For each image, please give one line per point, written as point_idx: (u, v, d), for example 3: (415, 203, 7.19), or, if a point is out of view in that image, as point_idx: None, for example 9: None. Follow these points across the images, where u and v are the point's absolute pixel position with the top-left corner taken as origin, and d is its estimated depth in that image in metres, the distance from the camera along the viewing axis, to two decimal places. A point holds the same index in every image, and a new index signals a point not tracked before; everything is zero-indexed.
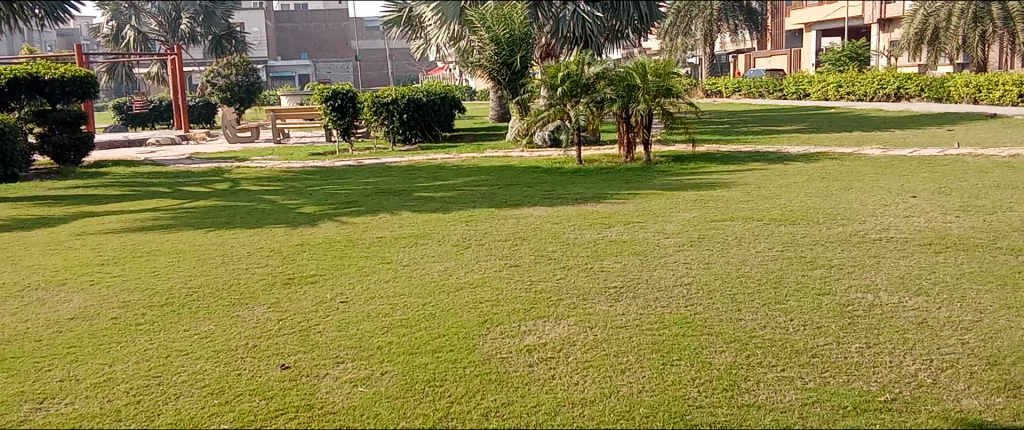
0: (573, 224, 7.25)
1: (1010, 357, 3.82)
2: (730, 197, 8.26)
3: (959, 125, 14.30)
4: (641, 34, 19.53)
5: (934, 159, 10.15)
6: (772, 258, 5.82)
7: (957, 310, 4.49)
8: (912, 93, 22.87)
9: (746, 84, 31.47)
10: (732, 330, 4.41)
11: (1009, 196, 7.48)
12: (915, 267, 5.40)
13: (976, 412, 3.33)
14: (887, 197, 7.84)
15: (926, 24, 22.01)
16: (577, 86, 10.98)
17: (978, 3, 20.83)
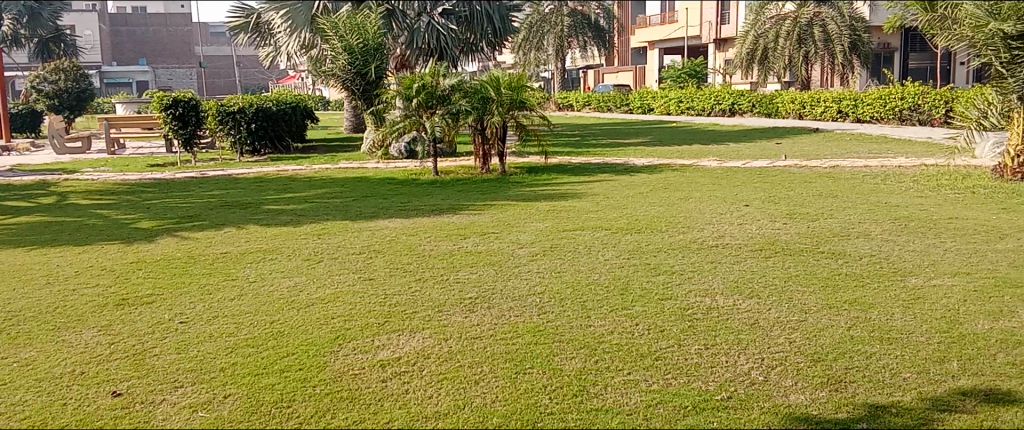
0: (428, 236, 7.22)
1: (832, 354, 4.15)
2: (581, 207, 8.51)
3: (785, 139, 15.44)
4: (496, 47, 19.78)
5: (764, 171, 10.90)
6: (619, 266, 6.03)
7: (784, 311, 4.83)
8: (745, 109, 24.51)
9: (595, 98, 32.61)
10: (581, 336, 4.53)
11: (829, 205, 8.15)
12: (748, 271, 5.76)
13: (802, 406, 3.58)
14: (723, 206, 8.33)
15: (757, 45, 23.49)
16: (433, 98, 11.07)
17: (801, 26, 22.60)
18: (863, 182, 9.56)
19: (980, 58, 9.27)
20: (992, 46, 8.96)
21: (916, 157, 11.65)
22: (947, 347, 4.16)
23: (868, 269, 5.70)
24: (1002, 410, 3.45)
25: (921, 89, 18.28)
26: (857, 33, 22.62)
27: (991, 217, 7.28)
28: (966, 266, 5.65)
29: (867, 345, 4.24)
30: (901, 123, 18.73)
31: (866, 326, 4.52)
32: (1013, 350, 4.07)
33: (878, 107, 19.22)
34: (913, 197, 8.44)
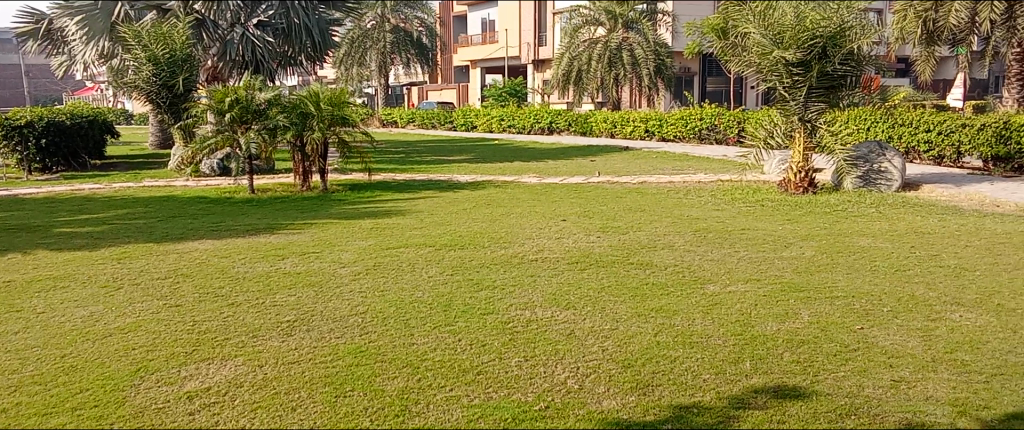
0: (243, 257, 6.90)
1: (641, 359, 4.38)
2: (404, 224, 8.47)
3: (599, 156, 16.22)
4: (316, 61, 19.33)
5: (581, 187, 11.39)
6: (441, 282, 6.05)
7: (599, 321, 5.05)
8: (562, 127, 25.49)
9: (419, 115, 32.65)
10: (404, 355, 4.49)
11: (639, 218, 8.66)
12: (565, 283, 5.98)
13: (615, 411, 3.75)
14: (543, 220, 8.61)
15: (572, 67, 24.54)
16: (247, 112, 10.64)
17: (612, 49, 23.89)
18: (669, 197, 10.24)
19: (766, 82, 10.25)
20: (777, 72, 9.96)
21: (713, 173, 12.65)
22: (741, 349, 4.52)
23: (672, 278, 6.10)
24: (788, 404, 3.79)
25: (717, 110, 19.80)
26: (662, 59, 24.20)
27: (777, 227, 8.02)
28: (756, 273, 6.19)
29: (672, 349, 4.52)
30: (701, 142, 20.26)
31: (671, 332, 4.82)
32: (796, 349, 4.50)
33: (680, 127, 20.64)
34: (711, 210, 9.14)
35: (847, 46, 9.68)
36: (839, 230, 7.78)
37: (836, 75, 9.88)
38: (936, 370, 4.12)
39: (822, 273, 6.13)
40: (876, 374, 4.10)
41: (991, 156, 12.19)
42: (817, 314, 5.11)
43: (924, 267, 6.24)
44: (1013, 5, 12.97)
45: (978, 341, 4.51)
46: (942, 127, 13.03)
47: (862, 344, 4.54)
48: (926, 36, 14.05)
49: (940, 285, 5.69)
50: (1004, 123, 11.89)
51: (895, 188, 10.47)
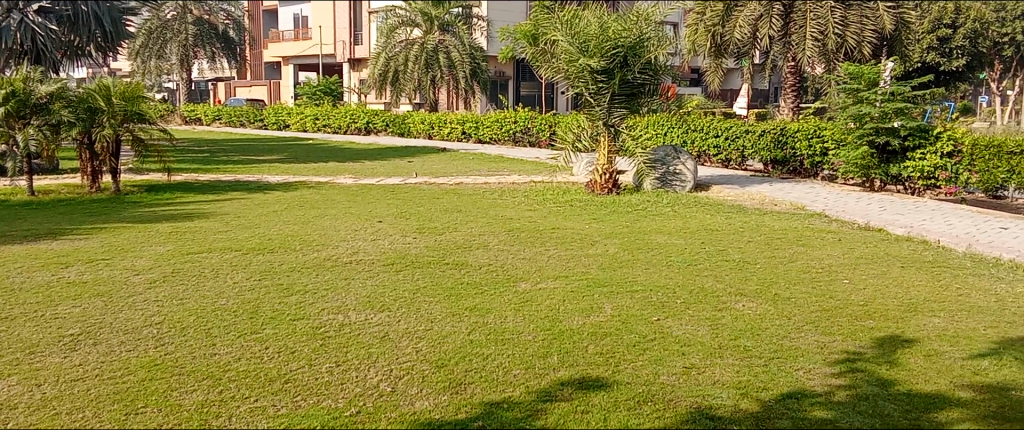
0: (19, 266, 6.22)
1: (454, 359, 4.42)
2: (208, 227, 8.01)
3: (416, 157, 16.20)
4: (108, 53, 17.82)
5: (397, 187, 11.32)
6: (248, 289, 5.78)
7: (412, 322, 5.04)
8: (379, 128, 25.24)
9: (226, 112, 31.01)
10: (205, 366, 4.25)
11: (454, 219, 8.74)
12: (379, 285, 5.91)
13: (427, 412, 3.76)
14: (358, 222, 8.48)
15: (388, 67, 24.32)
16: (25, 106, 9.60)
17: (428, 51, 23.95)
18: (484, 197, 10.42)
19: (573, 88, 10.76)
20: (583, 78, 10.48)
21: (526, 175, 13.04)
22: (549, 343, 4.68)
23: (485, 276, 6.21)
24: (591, 395, 3.98)
25: (530, 114, 20.38)
26: (477, 62, 24.67)
27: (584, 226, 8.40)
28: (564, 270, 6.45)
29: (484, 347, 4.60)
30: (515, 144, 20.83)
31: (484, 330, 4.91)
32: (600, 341, 4.74)
33: (495, 129, 21.08)
34: (524, 210, 9.41)
35: (646, 56, 10.37)
36: (639, 228, 8.27)
37: (636, 83, 10.60)
38: (723, 355, 4.49)
39: (624, 269, 6.51)
40: (670, 362, 4.40)
41: (769, 160, 13.49)
42: (619, 307, 5.41)
43: (713, 261, 6.78)
44: (787, 23, 14.41)
45: (757, 328, 4.97)
46: (729, 133, 14.24)
47: (658, 334, 4.86)
48: (715, 49, 15.27)
49: (726, 277, 6.22)
50: (780, 130, 13.19)
51: (688, 188, 11.33)
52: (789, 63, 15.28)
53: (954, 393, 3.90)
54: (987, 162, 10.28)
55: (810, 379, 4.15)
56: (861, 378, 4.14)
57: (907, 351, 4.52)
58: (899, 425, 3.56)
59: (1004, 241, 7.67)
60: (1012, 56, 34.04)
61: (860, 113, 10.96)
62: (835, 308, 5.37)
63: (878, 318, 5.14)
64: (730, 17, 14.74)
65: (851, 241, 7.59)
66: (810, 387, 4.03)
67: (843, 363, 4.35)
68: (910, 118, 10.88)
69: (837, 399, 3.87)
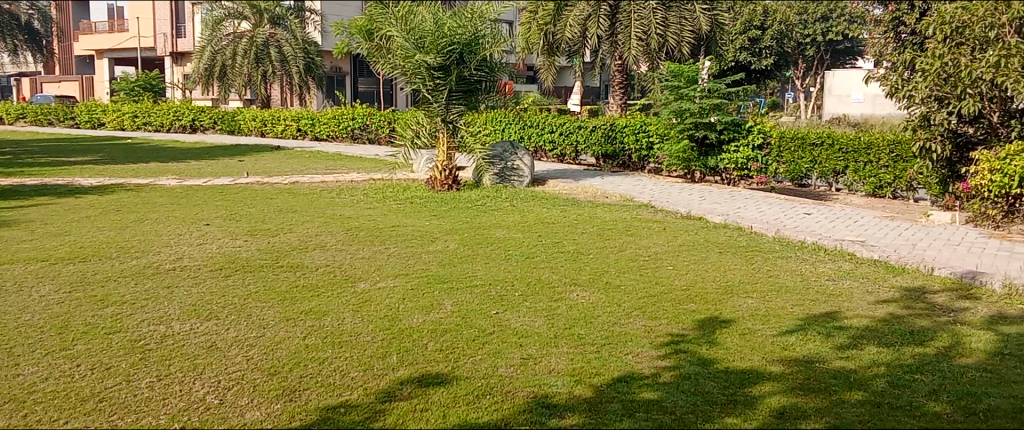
0: None
1: (287, 365, 4.27)
2: (10, 237, 7.27)
3: (247, 156, 15.53)
4: None
5: (226, 188, 10.79)
6: (57, 302, 5.29)
7: (243, 329, 4.82)
8: (206, 125, 23.94)
9: (30, 109, 28.30)
10: (6, 390, 3.86)
11: (288, 219, 8.45)
12: (206, 292, 5.61)
13: (257, 423, 3.61)
14: (182, 225, 8.01)
15: (215, 61, 23.11)
16: None
17: (257, 45, 22.92)
18: (320, 197, 10.14)
19: (410, 84, 10.68)
20: (419, 75, 10.44)
21: (365, 172, 12.82)
22: (387, 343, 4.63)
23: (322, 278, 6.04)
24: (431, 392, 3.97)
25: (367, 110, 20.06)
26: (311, 57, 23.96)
27: (424, 223, 8.36)
28: (404, 267, 6.40)
29: (320, 351, 4.48)
30: (353, 141, 20.45)
31: (319, 333, 4.78)
32: (439, 337, 4.74)
33: (332, 126, 20.58)
34: (362, 208, 9.23)
35: (481, 53, 10.51)
36: (477, 223, 8.35)
37: (472, 80, 10.70)
38: (557, 345, 4.63)
39: (463, 264, 6.55)
40: (508, 354, 4.48)
41: (601, 154, 14.06)
42: (458, 303, 5.44)
43: (549, 253, 6.97)
44: (614, 23, 15.03)
45: (590, 316, 5.16)
46: (563, 129, 14.69)
47: (497, 327, 4.93)
48: (547, 47, 15.66)
49: (561, 269, 6.40)
50: (609, 125, 13.76)
51: (525, 183, 11.58)
52: (616, 62, 15.98)
53: (766, 368, 4.22)
54: (793, 154, 11.39)
55: (639, 362, 4.35)
56: (685, 359, 4.39)
57: (725, 331, 4.85)
58: (719, 401, 3.79)
59: (808, 226, 8.41)
60: (813, 56, 37.41)
61: (681, 108, 11.60)
62: (660, 294, 5.67)
63: (698, 301, 5.48)
64: (560, 17, 15.26)
65: (677, 230, 8.04)
66: (638, 370, 4.23)
67: (668, 345, 4.60)
68: (725, 113, 11.60)
69: (663, 380, 4.09)
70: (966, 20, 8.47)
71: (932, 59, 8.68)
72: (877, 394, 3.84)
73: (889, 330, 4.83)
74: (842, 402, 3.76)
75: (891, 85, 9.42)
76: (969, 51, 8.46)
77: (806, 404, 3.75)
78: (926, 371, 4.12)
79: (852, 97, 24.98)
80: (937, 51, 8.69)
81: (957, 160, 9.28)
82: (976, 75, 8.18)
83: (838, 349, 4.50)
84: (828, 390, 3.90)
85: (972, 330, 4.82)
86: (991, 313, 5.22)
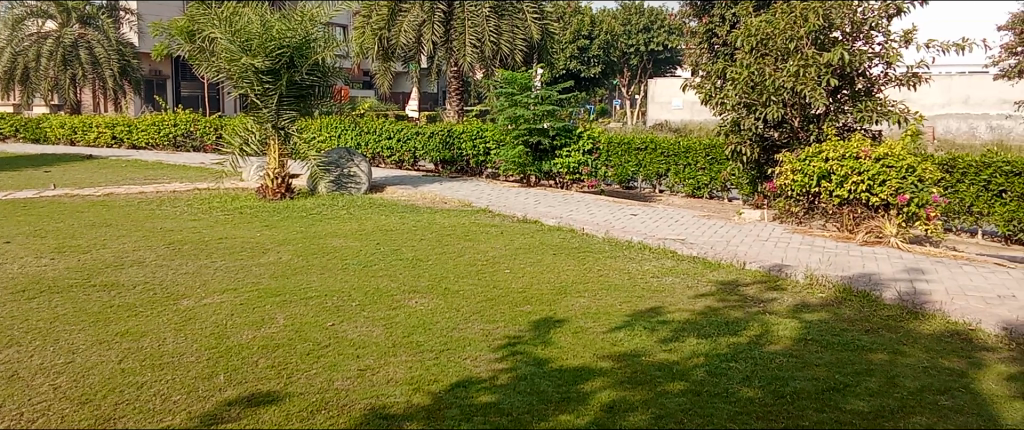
0: None
1: (100, 392, 3.96)
2: None
3: (54, 166, 14.24)
4: None
5: (30, 202, 9.86)
6: None
7: (49, 356, 4.41)
8: (6, 133, 21.74)
9: None
10: None
11: (103, 234, 7.84)
12: (5, 317, 5.08)
13: None
14: None
15: (15, 63, 21.06)
16: None
17: (65, 47, 21.02)
18: (138, 209, 9.47)
19: (237, 89, 10.19)
20: (247, 79, 9.95)
21: (189, 182, 12.12)
22: (214, 363, 4.40)
23: (140, 297, 5.64)
24: (262, 411, 3.81)
25: (191, 116, 19.01)
26: (126, 59, 22.33)
27: (254, 234, 8.02)
28: (233, 282, 6.11)
29: (138, 375, 4.19)
30: (176, 150, 19.31)
31: (138, 356, 4.46)
32: (271, 354, 4.55)
33: (152, 133, 19.30)
34: (186, 220, 8.74)
35: (313, 58, 10.24)
36: (312, 233, 8.12)
37: (304, 85, 10.39)
38: (395, 354, 4.58)
39: (298, 276, 6.34)
40: (344, 367, 4.38)
41: (438, 160, 14.09)
42: (291, 316, 5.26)
43: (386, 261, 6.90)
44: (448, 30, 15.18)
45: (428, 323, 5.15)
46: (400, 135, 14.63)
47: (333, 340, 4.81)
48: (382, 52, 15.49)
49: (399, 276, 6.34)
50: (446, 131, 13.82)
51: (363, 190, 11.41)
52: (452, 68, 16.07)
53: (596, 364, 4.39)
54: (620, 158, 11.96)
55: (476, 366, 4.39)
56: (520, 360, 4.48)
57: (558, 330, 5.00)
58: (553, 400, 3.90)
59: (635, 226, 8.85)
60: (637, 65, 39.44)
61: (516, 115, 11.87)
62: (498, 297, 5.77)
63: (534, 303, 5.61)
64: (394, 22, 15.18)
65: (513, 233, 8.21)
66: (476, 374, 4.26)
67: (504, 348, 4.67)
68: (557, 119, 12.01)
69: (499, 383, 4.15)
70: (769, 33, 9.20)
71: (740, 69, 9.40)
72: (697, 383, 4.09)
73: (707, 322, 5.16)
74: (666, 392, 3.97)
75: (705, 93, 10.11)
76: (773, 61, 9.19)
77: (633, 396, 3.93)
78: (739, 359, 4.44)
79: (672, 104, 26.66)
80: (745, 61, 9.41)
81: (764, 162, 10.08)
82: (779, 84, 8.95)
83: (662, 343, 4.76)
84: (654, 382, 4.11)
85: (779, 319, 5.25)
86: (795, 302, 5.72)
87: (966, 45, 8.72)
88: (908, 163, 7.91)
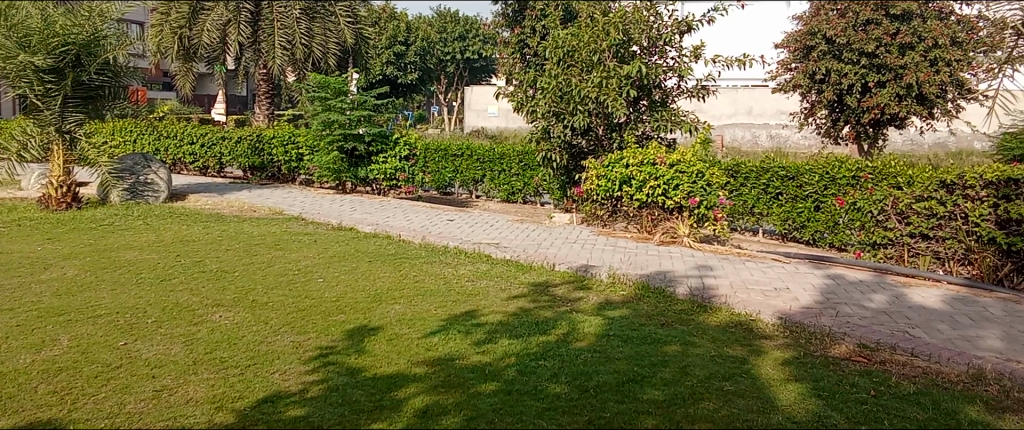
0: None
1: None
2: None
3: None
4: None
5: None
6: None
7: None
8: None
9: None
10: None
11: None
12: None
13: None
14: None
15: None
16: None
17: None
18: None
19: (13, 89, 9.17)
20: (25, 78, 9.01)
21: None
22: None
23: None
24: None
25: None
26: None
27: (34, 248, 7.29)
28: (7, 301, 5.51)
29: None
30: None
31: None
32: (53, 378, 4.16)
33: None
34: None
35: (103, 56, 9.47)
36: (103, 246, 7.49)
37: (93, 85, 9.59)
38: (196, 372, 4.33)
39: (86, 292, 5.83)
40: (138, 388, 4.08)
41: (248, 166, 13.50)
42: (78, 337, 4.83)
43: (188, 273, 6.52)
44: (256, 30, 14.64)
45: (233, 337, 4.92)
46: (204, 140, 13.87)
47: (126, 360, 4.47)
48: (183, 52, 14.59)
49: (201, 290, 6.00)
50: (256, 136, 13.27)
51: (163, 199, 10.68)
52: (261, 71, 15.62)
53: (410, 370, 4.39)
54: (437, 164, 12.13)
55: (285, 380, 4.25)
56: (332, 371, 4.39)
57: (372, 339, 4.95)
58: (365, 409, 3.85)
59: (450, 231, 8.93)
60: (454, 72, 39.82)
61: (330, 120, 11.59)
62: (309, 307, 5.62)
63: (347, 312, 5.52)
64: (197, 20, 14.31)
65: (326, 241, 8.03)
66: (285, 388, 4.13)
67: (315, 360, 4.56)
68: (373, 125, 11.88)
69: (310, 395, 4.04)
70: (574, 45, 9.64)
71: (549, 79, 9.75)
72: (507, 383, 4.20)
73: (518, 323, 5.31)
74: (477, 394, 4.05)
75: (517, 101, 10.41)
76: (578, 72, 9.62)
77: (445, 400, 3.97)
78: (549, 357, 4.61)
79: (488, 112, 27.25)
80: (553, 71, 9.78)
81: (572, 167, 10.56)
82: (584, 93, 9.39)
83: (475, 345, 4.84)
84: (466, 384, 4.17)
85: (584, 317, 5.52)
86: (599, 300, 6.03)
87: (745, 61, 9.60)
88: (698, 168, 8.57)
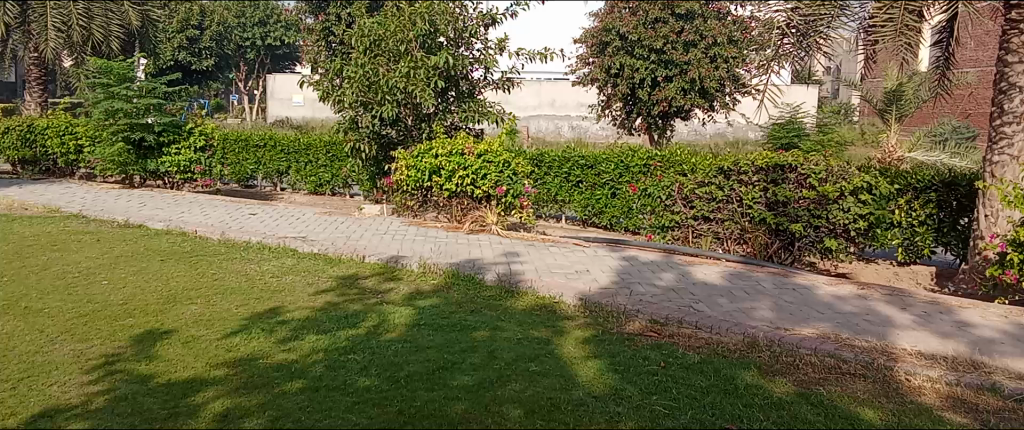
0: None
1: None
2: None
3: None
4: None
5: None
6: None
7: None
8: None
9: None
10: None
11: None
12: None
13: None
14: None
15: None
16: None
17: None
18: None
19: None
20: None
21: None
22: None
23: None
24: None
25: None
26: None
27: None
28: None
29: None
30: None
31: None
32: None
33: None
34: None
35: None
36: None
37: None
38: None
39: None
40: None
41: (16, 160, 12.27)
42: None
43: None
44: (24, 11, 13.21)
45: (2, 349, 4.42)
46: None
47: None
48: None
49: None
50: (26, 126, 12.00)
51: None
52: (32, 54, 14.13)
53: (209, 374, 4.17)
54: (237, 155, 11.78)
55: (65, 392, 3.89)
56: (120, 380, 4.06)
57: (166, 342, 4.64)
58: (159, 418, 3.60)
59: (253, 226, 8.55)
60: (254, 59, 38.07)
61: (113, 108, 10.67)
62: (92, 312, 5.17)
63: (138, 315, 5.14)
64: None
65: (111, 240, 7.40)
66: (65, 402, 3.77)
67: (100, 368, 4.20)
68: (164, 114, 11.12)
69: (95, 407, 3.72)
70: (380, 34, 9.48)
71: (355, 68, 9.54)
72: (315, 379, 4.10)
73: (326, 318, 5.21)
74: (283, 393, 3.92)
75: (323, 91, 10.13)
76: (385, 61, 9.51)
77: (248, 402, 3.80)
78: (358, 350, 4.56)
79: (292, 101, 26.34)
80: (360, 60, 9.57)
81: (382, 158, 10.44)
82: (392, 84, 9.30)
83: (279, 343, 4.68)
84: (271, 384, 4.03)
85: (394, 308, 5.50)
86: (409, 290, 6.04)
87: (547, 55, 9.96)
88: (503, 158, 8.76)
